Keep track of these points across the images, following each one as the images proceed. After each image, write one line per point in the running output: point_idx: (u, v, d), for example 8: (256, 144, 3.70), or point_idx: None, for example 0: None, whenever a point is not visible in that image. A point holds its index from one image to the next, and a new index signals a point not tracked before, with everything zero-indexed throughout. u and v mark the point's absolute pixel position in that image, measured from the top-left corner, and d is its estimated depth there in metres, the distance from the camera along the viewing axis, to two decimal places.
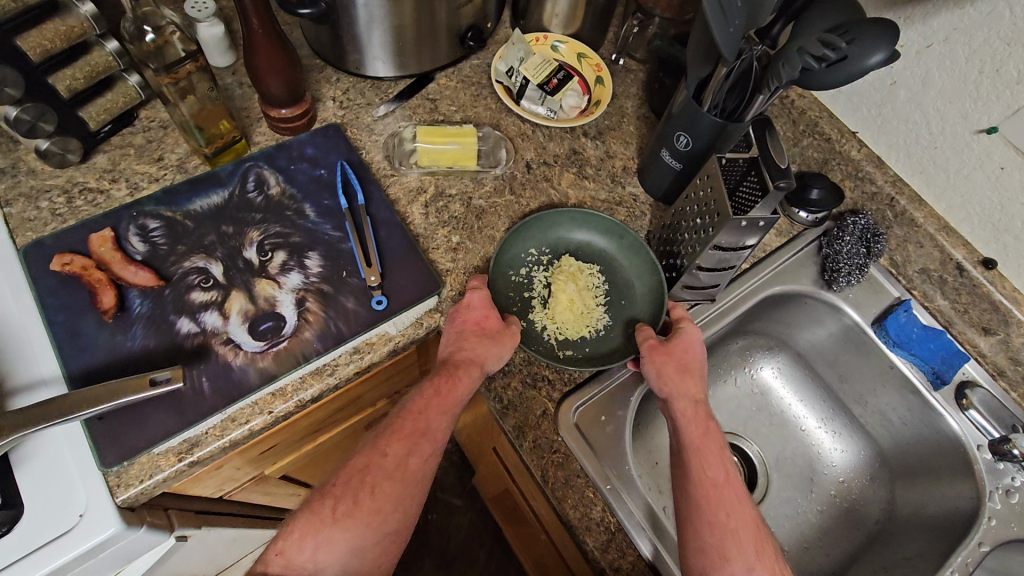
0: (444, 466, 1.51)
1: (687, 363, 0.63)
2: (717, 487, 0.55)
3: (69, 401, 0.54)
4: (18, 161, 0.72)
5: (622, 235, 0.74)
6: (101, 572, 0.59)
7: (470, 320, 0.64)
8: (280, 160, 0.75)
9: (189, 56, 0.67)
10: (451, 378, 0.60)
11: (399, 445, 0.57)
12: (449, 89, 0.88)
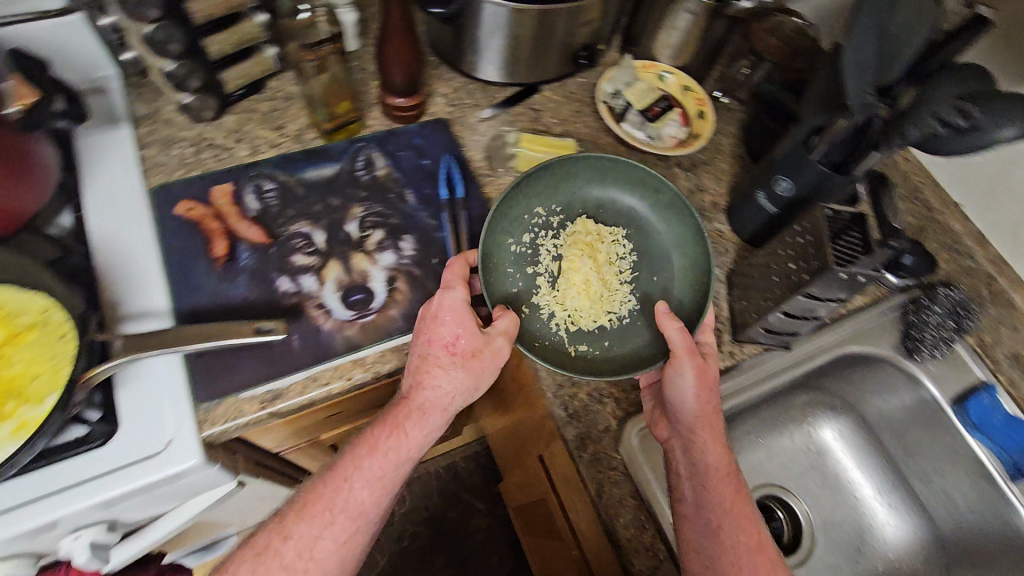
0: (470, 466, 1.52)
1: (715, 395, 0.62)
2: (748, 551, 0.57)
3: (178, 335, 0.58)
4: (158, 110, 0.78)
5: (658, 190, 0.74)
6: (172, 498, 0.63)
7: (439, 339, 0.60)
8: (389, 145, 0.79)
9: (331, 39, 0.71)
10: (382, 441, 0.60)
11: (307, 527, 0.58)
12: (553, 102, 0.91)
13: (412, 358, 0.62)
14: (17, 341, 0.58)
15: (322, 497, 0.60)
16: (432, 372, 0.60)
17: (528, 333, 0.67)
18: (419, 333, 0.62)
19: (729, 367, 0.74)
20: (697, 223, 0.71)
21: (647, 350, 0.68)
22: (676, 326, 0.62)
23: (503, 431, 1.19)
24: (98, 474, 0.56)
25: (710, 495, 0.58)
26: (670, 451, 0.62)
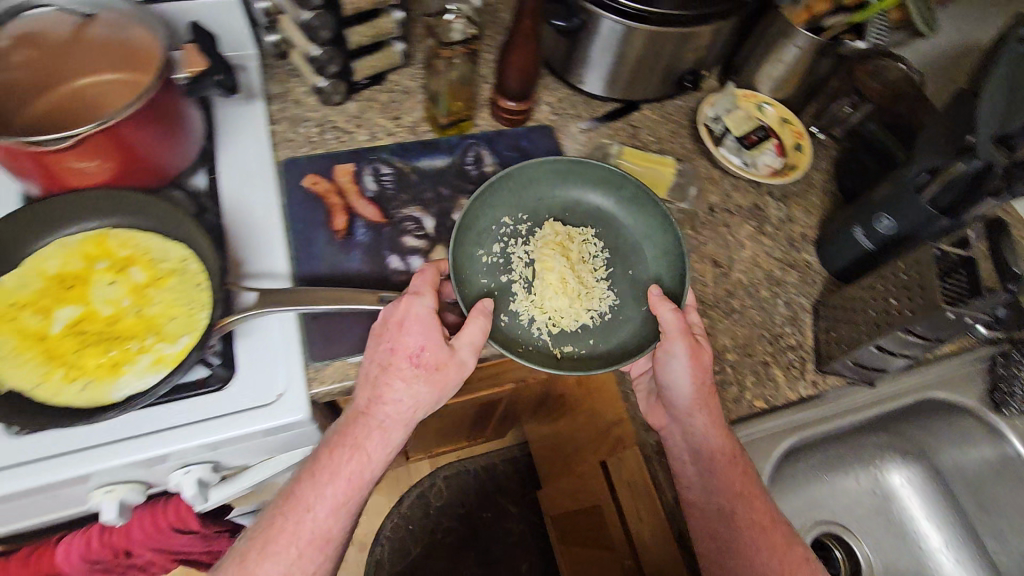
0: (507, 470, 1.54)
1: (709, 376, 0.67)
2: (758, 520, 0.65)
3: (302, 296, 0.61)
4: (288, 91, 0.83)
5: (621, 186, 0.77)
6: (270, 448, 0.67)
7: (403, 349, 0.59)
8: (497, 145, 0.83)
9: (463, 41, 0.75)
10: (342, 463, 0.58)
11: (272, 564, 0.56)
12: (652, 120, 0.93)
13: (368, 374, 0.61)
14: (157, 285, 0.63)
15: (282, 530, 0.57)
16: (387, 386, 0.59)
17: (511, 339, 0.69)
18: (375, 343, 0.61)
19: (812, 397, 0.74)
20: (662, 210, 0.75)
21: (632, 341, 0.70)
22: (669, 308, 0.66)
23: (551, 439, 1.20)
24: (216, 414, 0.61)
25: (716, 476, 0.66)
26: (672, 433, 0.71)
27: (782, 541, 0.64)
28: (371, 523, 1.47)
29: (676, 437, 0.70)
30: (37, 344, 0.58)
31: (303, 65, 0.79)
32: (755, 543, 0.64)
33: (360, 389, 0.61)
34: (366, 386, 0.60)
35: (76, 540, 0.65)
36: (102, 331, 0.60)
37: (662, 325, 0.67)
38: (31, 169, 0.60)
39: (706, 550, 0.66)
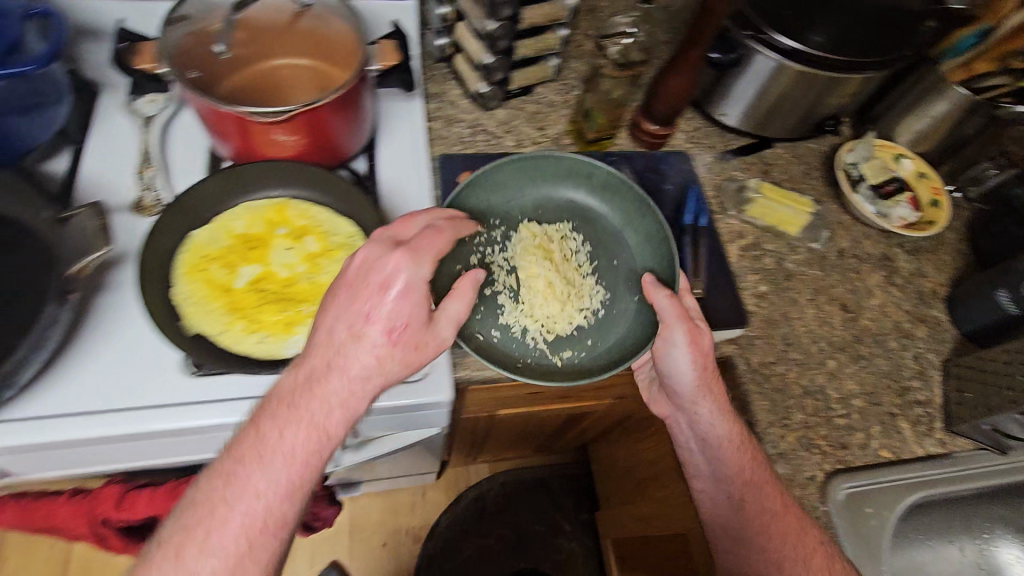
0: (563, 487, 1.53)
1: (710, 359, 0.66)
2: (775, 513, 0.63)
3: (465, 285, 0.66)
4: (444, 92, 0.87)
5: (590, 174, 0.79)
6: (403, 424, 0.71)
7: (376, 317, 0.53)
8: (638, 166, 0.85)
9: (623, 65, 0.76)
10: (300, 436, 0.51)
11: (216, 556, 0.48)
12: (784, 159, 0.94)
13: (330, 340, 0.53)
14: (328, 256, 0.67)
15: (228, 519, 0.48)
16: (347, 354, 0.53)
17: (507, 357, 0.70)
18: (344, 305, 0.54)
19: (940, 455, 0.72)
20: (637, 193, 0.76)
21: (630, 335, 0.71)
22: (664, 296, 0.67)
23: (624, 461, 1.20)
24: None
25: (724, 463, 0.65)
26: (679, 422, 0.70)
27: (800, 528, 0.63)
28: (425, 520, 1.49)
29: (683, 426, 0.70)
30: (223, 295, 0.63)
31: (467, 70, 0.83)
32: (768, 532, 0.63)
33: (312, 355, 0.53)
34: (325, 354, 0.53)
35: None
36: (279, 290, 0.65)
37: (659, 313, 0.67)
38: (232, 131, 0.66)
39: (722, 543, 0.66)
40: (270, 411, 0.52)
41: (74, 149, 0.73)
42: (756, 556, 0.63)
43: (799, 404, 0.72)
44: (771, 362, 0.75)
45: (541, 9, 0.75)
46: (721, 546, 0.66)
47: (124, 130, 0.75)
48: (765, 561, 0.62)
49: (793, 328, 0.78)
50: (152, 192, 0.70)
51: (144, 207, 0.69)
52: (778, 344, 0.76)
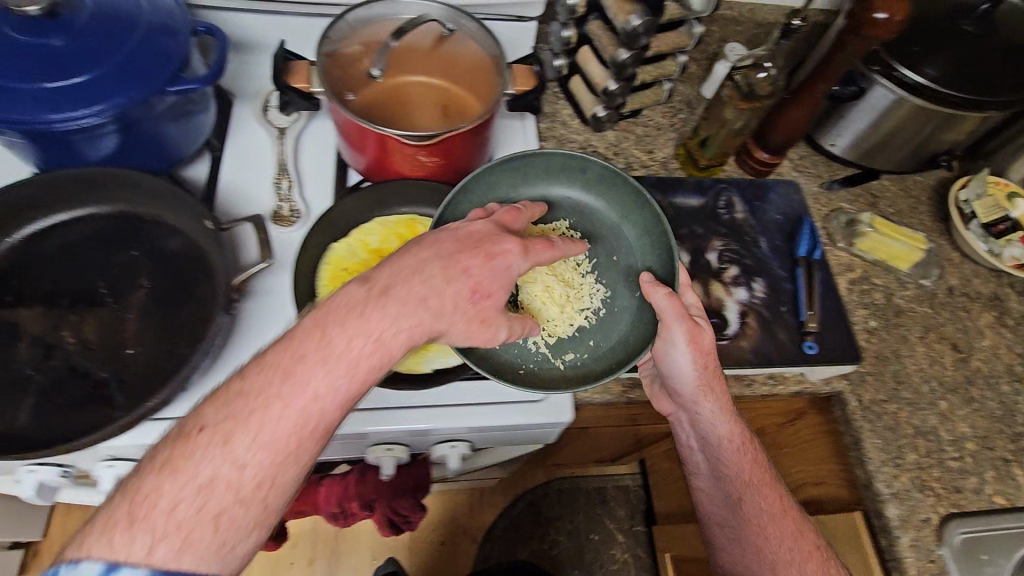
0: (618, 498, 1.54)
1: (710, 357, 0.66)
2: (772, 515, 0.67)
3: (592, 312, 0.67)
4: (556, 112, 0.87)
5: (583, 169, 0.73)
6: (518, 440, 0.73)
7: (476, 278, 0.53)
8: (748, 194, 0.85)
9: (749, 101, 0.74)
10: (356, 357, 0.48)
11: (265, 450, 0.44)
12: (890, 192, 0.93)
13: (420, 271, 0.52)
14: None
15: (280, 416, 0.45)
16: (410, 298, 0.50)
17: (506, 366, 0.66)
18: (447, 255, 0.53)
19: None
20: (634, 186, 0.70)
21: (633, 333, 0.68)
22: (662, 292, 0.64)
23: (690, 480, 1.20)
24: (494, 401, 0.68)
25: (724, 462, 0.69)
26: (681, 418, 0.72)
27: (796, 530, 0.67)
28: (483, 521, 1.51)
29: (685, 423, 0.72)
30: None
31: (582, 93, 0.84)
32: (767, 531, 0.67)
33: (390, 280, 0.51)
34: (407, 284, 0.50)
35: (336, 485, 0.76)
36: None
37: (658, 311, 0.65)
38: (369, 147, 0.69)
39: (719, 536, 0.72)
40: (338, 314, 0.48)
41: (214, 158, 0.76)
42: (749, 553, 0.68)
43: (911, 444, 0.72)
44: (882, 400, 0.75)
45: (667, 38, 0.76)
46: (717, 536, 0.72)
47: (258, 141, 0.78)
48: (758, 557, 0.67)
49: (904, 366, 0.77)
50: (289, 202, 0.74)
51: (283, 218, 0.72)
52: (889, 382, 0.76)
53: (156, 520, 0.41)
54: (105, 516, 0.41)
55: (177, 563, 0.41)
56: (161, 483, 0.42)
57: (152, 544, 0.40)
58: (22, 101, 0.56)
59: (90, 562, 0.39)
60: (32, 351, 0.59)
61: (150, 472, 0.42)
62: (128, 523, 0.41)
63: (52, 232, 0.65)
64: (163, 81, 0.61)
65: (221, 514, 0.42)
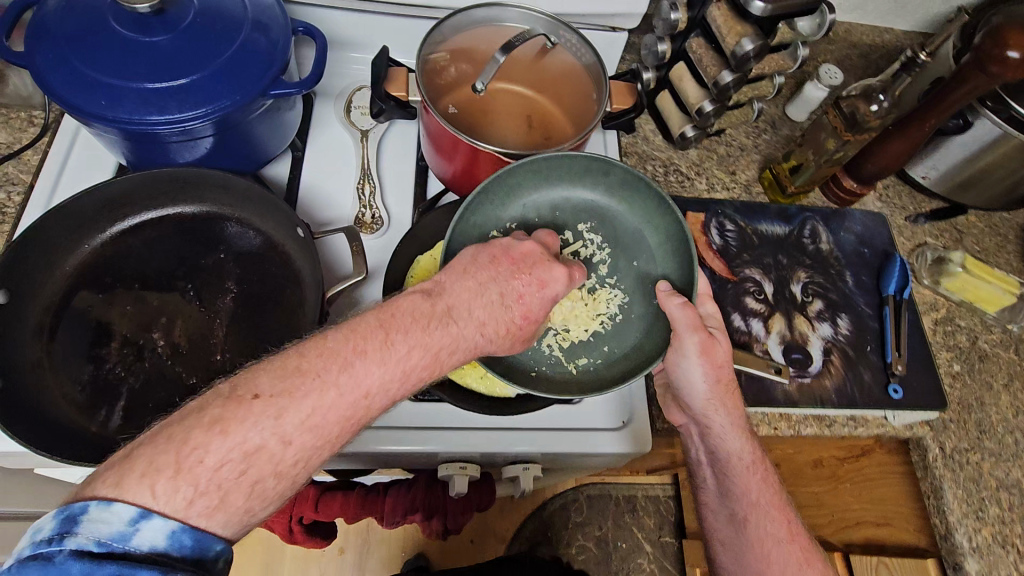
0: (647, 507, 1.49)
1: (725, 371, 0.62)
2: (775, 540, 0.63)
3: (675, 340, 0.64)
4: (638, 127, 0.86)
5: (606, 173, 0.67)
6: (589, 467, 0.72)
7: (526, 307, 0.53)
8: (833, 224, 0.82)
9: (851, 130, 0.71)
10: (407, 365, 0.45)
11: (313, 435, 0.40)
12: (977, 228, 0.88)
13: (480, 293, 0.51)
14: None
15: (332, 405, 0.41)
16: (462, 326, 0.49)
17: (517, 367, 0.63)
18: (505, 278, 0.52)
19: None
20: (658, 193, 0.65)
21: (648, 341, 0.64)
22: (678, 302, 0.60)
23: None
24: (572, 428, 0.67)
25: (732, 480, 0.64)
26: (691, 431, 0.67)
27: (803, 558, 0.62)
28: (510, 521, 1.49)
29: (696, 437, 0.67)
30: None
31: (671, 111, 0.81)
32: (768, 556, 0.62)
33: (454, 299, 0.50)
34: (469, 306, 0.50)
35: (403, 497, 0.74)
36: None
37: (671, 321, 0.61)
38: (457, 159, 0.67)
39: (723, 556, 0.66)
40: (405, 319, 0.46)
41: (296, 158, 0.74)
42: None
43: (993, 497, 0.71)
44: (965, 449, 0.73)
45: (772, 60, 0.73)
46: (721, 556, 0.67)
47: (341, 144, 0.77)
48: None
49: (987, 415, 0.75)
50: (372, 210, 0.72)
51: (365, 225, 0.71)
52: (972, 431, 0.74)
53: (199, 475, 0.36)
54: (145, 454, 0.36)
55: (204, 521, 0.37)
56: (209, 438, 0.37)
57: (190, 498, 0.36)
58: (130, 100, 0.56)
59: (125, 504, 0.35)
60: (124, 351, 0.59)
61: (199, 421, 0.38)
62: (170, 471, 0.36)
63: (140, 230, 0.65)
64: (264, 85, 0.60)
65: (255, 483, 0.38)
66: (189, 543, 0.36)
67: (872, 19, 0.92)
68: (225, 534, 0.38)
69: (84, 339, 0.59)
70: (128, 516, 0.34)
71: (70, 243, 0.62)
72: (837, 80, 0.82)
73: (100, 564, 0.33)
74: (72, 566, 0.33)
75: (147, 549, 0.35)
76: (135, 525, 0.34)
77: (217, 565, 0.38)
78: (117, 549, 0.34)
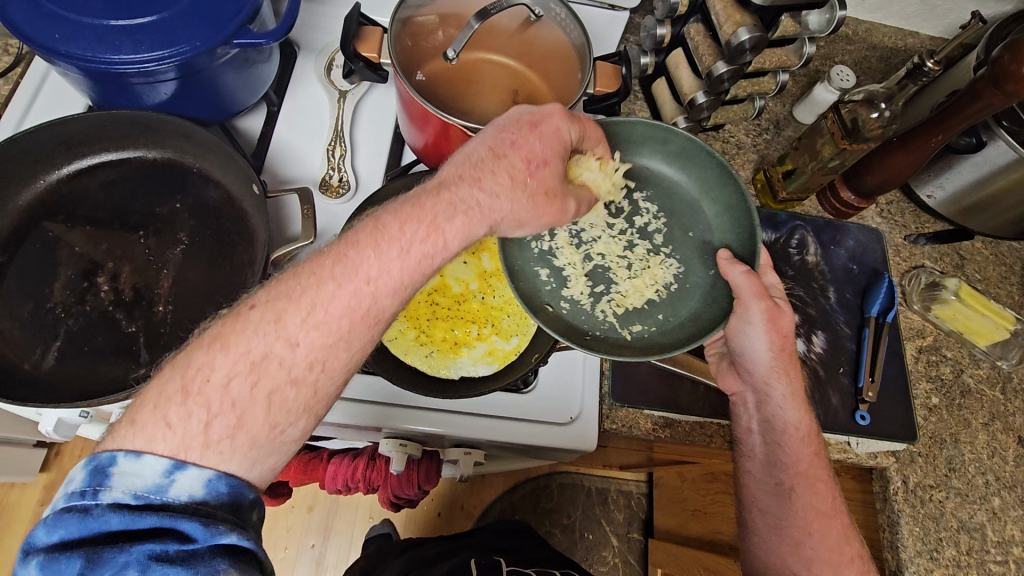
0: (619, 501, 1.38)
1: (790, 341, 0.61)
2: (823, 517, 0.60)
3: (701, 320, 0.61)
4: (631, 113, 0.82)
5: (666, 141, 0.63)
6: (540, 454, 0.70)
7: (528, 150, 0.48)
8: (825, 236, 0.78)
9: (848, 136, 0.67)
10: (405, 242, 0.43)
11: (319, 333, 0.40)
12: (981, 255, 0.82)
13: (468, 157, 0.47)
14: (501, 278, 0.71)
15: (332, 298, 0.41)
16: (463, 191, 0.45)
17: (572, 329, 0.61)
18: (495, 135, 0.48)
19: None
20: (719, 162, 0.61)
21: (706, 311, 0.61)
22: (741, 270, 0.58)
23: (693, 502, 1.13)
24: (515, 414, 0.64)
25: (784, 451, 0.61)
26: (745, 401, 0.63)
27: (844, 536, 0.60)
28: (482, 498, 1.39)
29: (750, 407, 0.63)
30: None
31: (666, 100, 0.77)
32: (808, 528, 0.60)
33: (449, 172, 0.47)
34: (465, 172, 0.46)
35: (345, 466, 0.77)
36: (450, 306, 0.69)
37: (735, 290, 0.59)
38: (428, 129, 0.64)
39: (757, 523, 0.63)
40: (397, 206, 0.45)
41: (270, 113, 0.73)
42: (784, 548, 0.61)
43: (953, 538, 0.68)
44: (930, 486, 0.70)
45: (773, 54, 0.71)
46: (754, 522, 0.64)
47: (317, 102, 0.75)
48: (794, 554, 0.60)
49: (960, 453, 0.71)
50: (338, 172, 0.70)
51: (330, 188, 0.70)
52: (941, 468, 0.70)
53: (208, 396, 0.37)
54: (156, 391, 0.37)
55: (227, 446, 0.37)
56: (212, 356, 0.38)
57: (205, 421, 0.36)
58: (86, 37, 0.53)
59: (154, 456, 0.35)
60: (66, 293, 0.58)
61: (200, 345, 0.39)
62: (179, 398, 0.37)
63: (97, 170, 0.64)
64: (229, 31, 0.57)
65: (272, 394, 0.39)
66: (227, 490, 0.36)
67: (896, 21, 0.86)
68: (254, 478, 0.38)
69: (34, 283, 0.59)
70: (161, 467, 0.35)
71: (24, 177, 0.62)
72: (849, 83, 0.77)
73: (140, 516, 0.34)
74: (114, 517, 0.34)
75: (186, 499, 0.35)
76: (170, 476, 0.35)
77: (251, 517, 0.38)
78: (155, 501, 0.34)
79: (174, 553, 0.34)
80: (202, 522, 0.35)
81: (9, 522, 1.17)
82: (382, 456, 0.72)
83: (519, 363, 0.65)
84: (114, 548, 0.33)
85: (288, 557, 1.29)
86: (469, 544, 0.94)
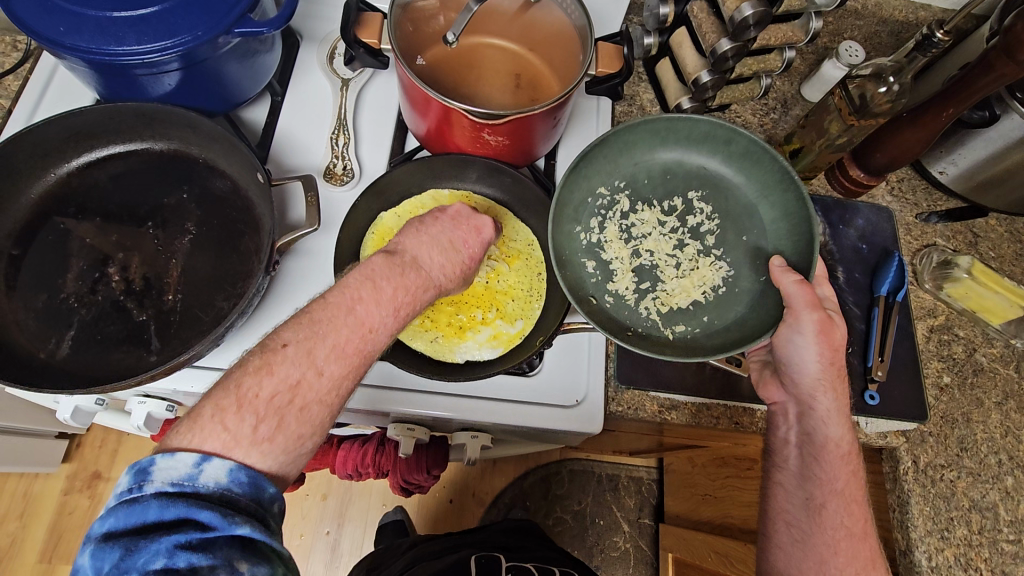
0: (629, 487, 1.39)
1: (840, 355, 0.59)
2: (852, 537, 0.59)
3: (745, 327, 0.62)
4: (635, 95, 0.82)
5: (728, 142, 0.66)
6: (551, 436, 0.70)
7: (473, 250, 0.55)
8: (834, 216, 0.77)
9: (856, 111, 0.66)
10: None
11: (339, 364, 0.44)
12: (995, 232, 0.80)
13: (433, 242, 0.53)
14: (505, 262, 0.71)
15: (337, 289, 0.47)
16: (430, 269, 0.51)
17: (617, 323, 0.63)
18: (450, 228, 0.54)
19: None
20: (782, 168, 0.63)
21: (752, 316, 0.63)
22: (794, 278, 0.58)
23: (704, 487, 1.15)
24: (524, 399, 0.65)
25: (821, 466, 0.60)
26: (786, 411, 0.63)
27: (871, 559, 0.58)
28: (492, 485, 1.39)
29: (790, 418, 0.63)
30: None
31: (670, 82, 0.77)
32: (833, 546, 0.59)
33: (414, 248, 0.51)
34: (429, 252, 0.52)
35: (355, 451, 0.79)
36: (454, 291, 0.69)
37: (787, 298, 0.59)
38: (431, 116, 0.63)
39: (782, 537, 0.62)
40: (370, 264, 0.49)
41: (274, 102, 0.73)
42: (807, 561, 0.59)
43: (964, 518, 0.68)
44: (940, 465, 0.69)
45: (779, 30, 0.69)
46: (778, 533, 0.62)
47: (320, 91, 0.75)
48: (818, 571, 0.59)
49: (972, 432, 0.70)
50: (343, 160, 0.71)
51: (335, 176, 0.70)
52: (952, 448, 0.70)
53: (258, 404, 0.40)
54: (212, 400, 0.40)
55: (267, 448, 0.40)
56: (258, 380, 0.41)
57: (254, 425, 0.40)
58: (90, 30, 0.54)
59: (187, 452, 0.38)
60: (79, 283, 0.60)
61: (247, 369, 0.42)
62: (235, 407, 0.40)
63: (106, 163, 0.66)
64: (228, 22, 0.57)
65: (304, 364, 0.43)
66: (247, 480, 0.39)
67: None
68: (269, 467, 0.41)
69: (47, 275, 0.60)
70: (193, 459, 0.38)
71: (34, 170, 0.63)
72: (858, 60, 0.75)
73: (174, 501, 0.37)
74: (151, 505, 0.36)
75: (213, 486, 0.38)
76: (199, 466, 0.38)
77: (271, 508, 0.41)
78: (188, 488, 0.37)
79: (196, 542, 0.36)
80: (221, 512, 0.37)
81: (34, 510, 1.21)
82: (391, 441, 0.73)
83: (522, 346, 0.66)
84: (147, 538, 0.36)
85: (303, 544, 1.31)
86: (471, 543, 0.97)
